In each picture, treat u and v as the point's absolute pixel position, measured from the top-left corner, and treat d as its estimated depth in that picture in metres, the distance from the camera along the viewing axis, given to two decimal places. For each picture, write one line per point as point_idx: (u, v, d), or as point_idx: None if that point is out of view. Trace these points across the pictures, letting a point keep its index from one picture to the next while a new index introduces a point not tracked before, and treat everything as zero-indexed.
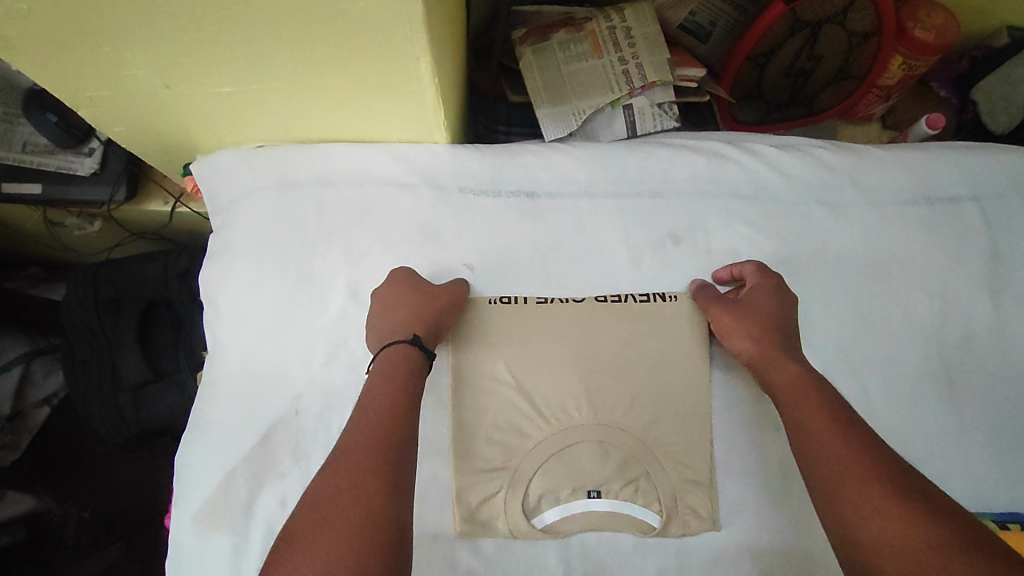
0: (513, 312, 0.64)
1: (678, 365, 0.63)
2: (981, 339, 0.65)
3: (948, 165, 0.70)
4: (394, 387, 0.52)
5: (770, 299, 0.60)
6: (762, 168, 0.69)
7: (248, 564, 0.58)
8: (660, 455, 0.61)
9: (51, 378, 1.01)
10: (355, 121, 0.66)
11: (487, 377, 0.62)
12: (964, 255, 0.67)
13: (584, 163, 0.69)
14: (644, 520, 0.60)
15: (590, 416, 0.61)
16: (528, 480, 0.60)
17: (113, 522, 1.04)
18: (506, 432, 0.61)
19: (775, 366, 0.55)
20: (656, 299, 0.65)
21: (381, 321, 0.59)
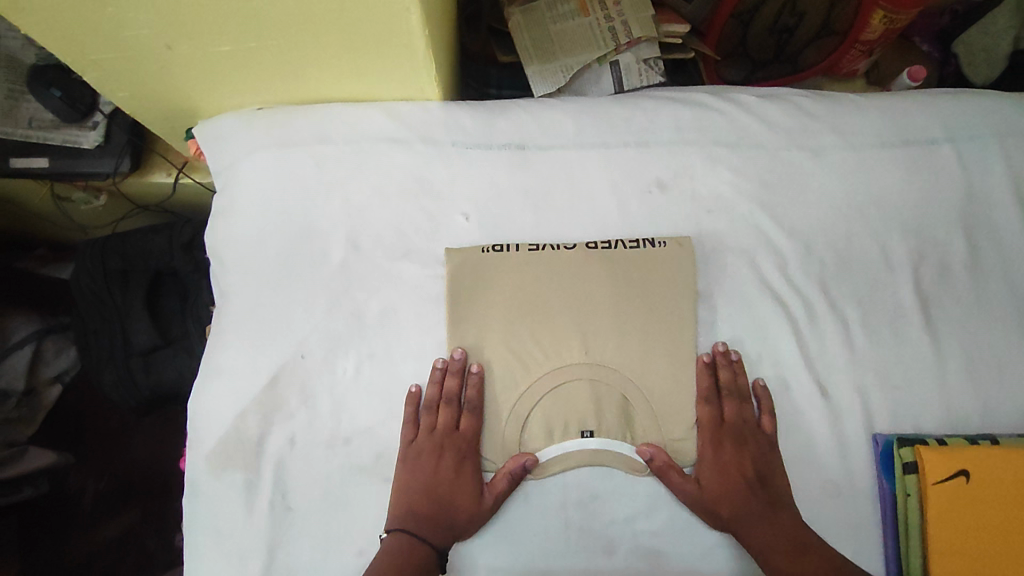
0: (506, 259, 0.66)
1: (668, 312, 0.65)
2: (957, 273, 0.68)
3: (928, 108, 0.71)
4: (420, 557, 0.59)
5: (738, 441, 0.63)
6: (744, 117, 0.71)
7: (260, 495, 0.63)
8: (648, 395, 0.64)
9: (62, 356, 1.06)
10: (352, 78, 0.68)
11: (478, 328, 0.65)
12: (943, 194, 0.69)
13: (573, 116, 0.71)
14: (637, 458, 0.63)
15: (583, 356, 0.64)
16: (523, 419, 0.64)
17: (128, 490, 1.08)
18: (500, 374, 0.64)
19: (749, 528, 0.61)
20: (646, 244, 0.66)
21: (417, 469, 0.63)
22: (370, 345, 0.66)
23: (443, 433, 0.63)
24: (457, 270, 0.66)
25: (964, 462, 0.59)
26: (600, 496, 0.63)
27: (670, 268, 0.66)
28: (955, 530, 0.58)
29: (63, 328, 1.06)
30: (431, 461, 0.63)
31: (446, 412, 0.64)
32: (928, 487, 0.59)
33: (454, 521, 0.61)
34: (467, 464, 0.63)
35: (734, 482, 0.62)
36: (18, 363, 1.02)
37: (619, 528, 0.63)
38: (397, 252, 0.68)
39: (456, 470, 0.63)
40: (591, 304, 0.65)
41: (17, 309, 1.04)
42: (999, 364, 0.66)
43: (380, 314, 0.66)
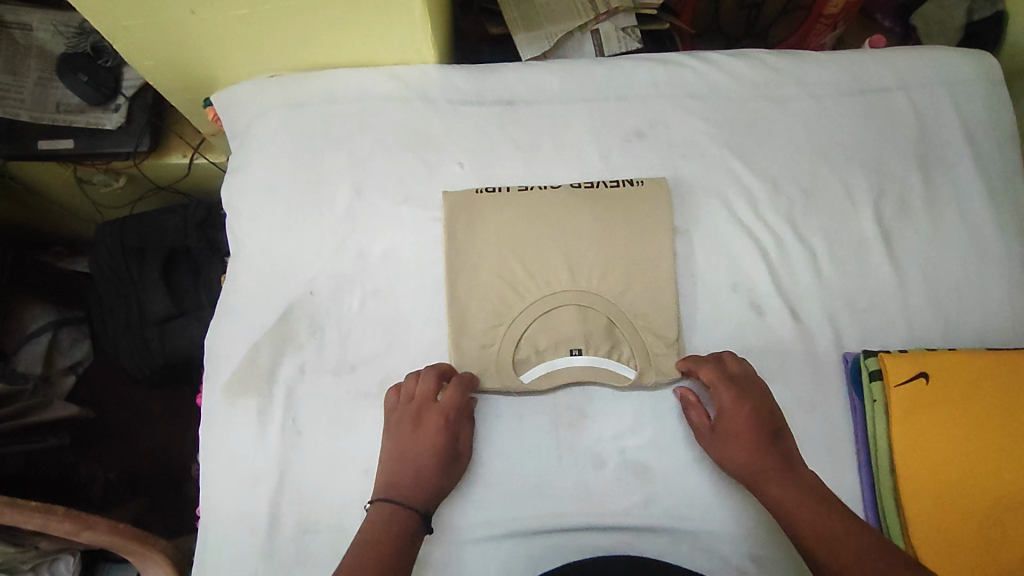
0: (498, 199, 0.72)
1: (648, 240, 0.71)
2: (914, 205, 0.73)
3: (881, 62, 0.78)
4: (406, 525, 0.60)
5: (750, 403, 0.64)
6: (715, 72, 0.77)
7: (272, 420, 0.67)
8: (631, 315, 0.70)
9: (76, 347, 1.14)
10: (356, 42, 0.75)
11: (474, 257, 0.71)
12: (899, 137, 0.75)
13: (557, 75, 0.77)
14: (621, 373, 0.68)
15: (569, 283, 0.70)
16: (516, 341, 0.69)
17: (137, 480, 1.12)
18: (494, 302, 0.70)
19: (765, 480, 0.61)
20: (625, 183, 0.73)
21: (399, 439, 0.64)
22: (374, 282, 0.71)
23: (421, 402, 0.65)
24: (452, 208, 0.72)
25: (922, 365, 0.63)
26: (589, 413, 0.68)
27: (646, 202, 0.72)
28: (917, 428, 0.62)
29: (78, 320, 1.13)
30: (409, 428, 0.64)
31: (427, 385, 0.65)
32: (892, 390, 0.63)
33: (437, 488, 0.63)
34: (444, 434, 0.64)
35: (740, 444, 0.63)
36: (36, 350, 1.09)
37: (607, 444, 0.67)
38: (399, 198, 0.74)
39: (434, 438, 0.63)
40: (578, 235, 0.71)
41: (37, 300, 1.11)
42: (957, 288, 0.71)
43: (382, 253, 0.72)
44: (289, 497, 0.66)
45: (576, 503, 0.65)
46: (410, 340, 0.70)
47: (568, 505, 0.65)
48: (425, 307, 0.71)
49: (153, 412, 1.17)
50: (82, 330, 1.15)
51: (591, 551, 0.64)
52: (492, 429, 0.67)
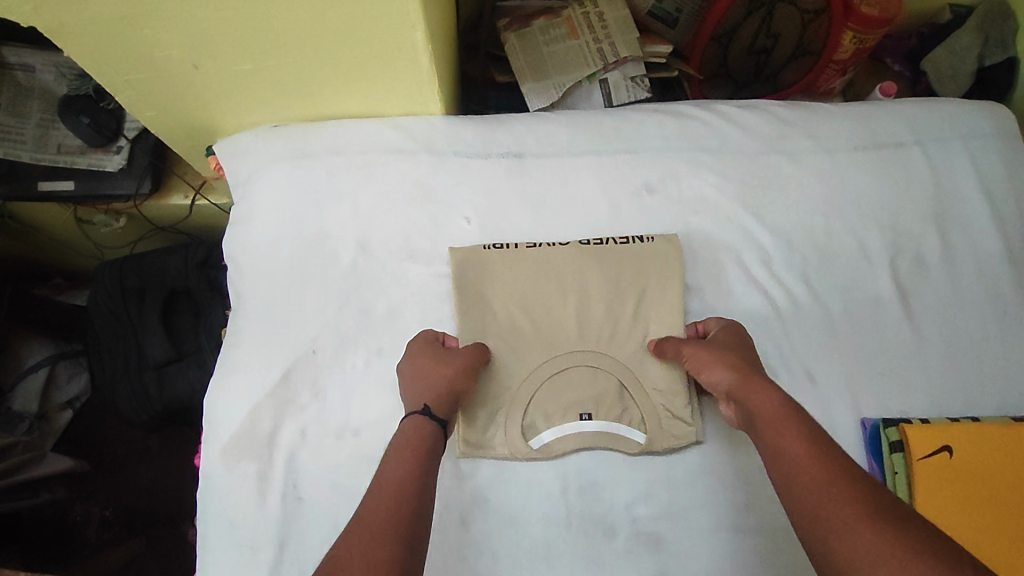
0: (507, 255, 0.70)
1: (658, 298, 0.69)
2: (933, 264, 0.70)
3: (894, 115, 0.75)
4: (420, 431, 0.56)
5: (737, 341, 0.62)
6: (727, 125, 0.75)
7: (272, 487, 0.64)
8: (640, 377, 0.68)
9: (74, 381, 1.11)
10: (361, 95, 0.74)
11: (482, 316, 0.69)
12: (916, 194, 0.72)
13: (566, 126, 0.75)
14: (632, 439, 0.66)
15: (579, 344, 0.69)
16: (525, 405, 0.67)
17: (133, 519, 1.10)
18: (502, 363, 0.68)
19: (750, 395, 0.56)
20: (636, 240, 0.71)
21: (418, 367, 0.62)
22: (378, 340, 0.68)
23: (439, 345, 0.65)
24: (460, 265, 0.70)
25: (945, 438, 0.61)
26: (601, 482, 0.65)
27: (658, 260, 0.70)
28: (954, 509, 0.59)
29: (76, 354, 1.10)
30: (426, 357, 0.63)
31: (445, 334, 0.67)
32: (915, 463, 0.61)
33: (449, 389, 0.61)
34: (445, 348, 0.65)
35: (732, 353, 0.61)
36: (31, 386, 1.05)
37: (618, 514, 0.64)
38: (403, 253, 0.71)
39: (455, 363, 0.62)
40: (586, 295, 0.70)
41: (32, 334, 1.08)
42: (977, 355, 0.67)
43: (388, 311, 0.69)
44: (288, 570, 0.62)
45: None
46: None
47: None
48: None
49: (153, 448, 1.15)
50: (80, 363, 1.11)
51: None
52: (499, 497, 0.65)
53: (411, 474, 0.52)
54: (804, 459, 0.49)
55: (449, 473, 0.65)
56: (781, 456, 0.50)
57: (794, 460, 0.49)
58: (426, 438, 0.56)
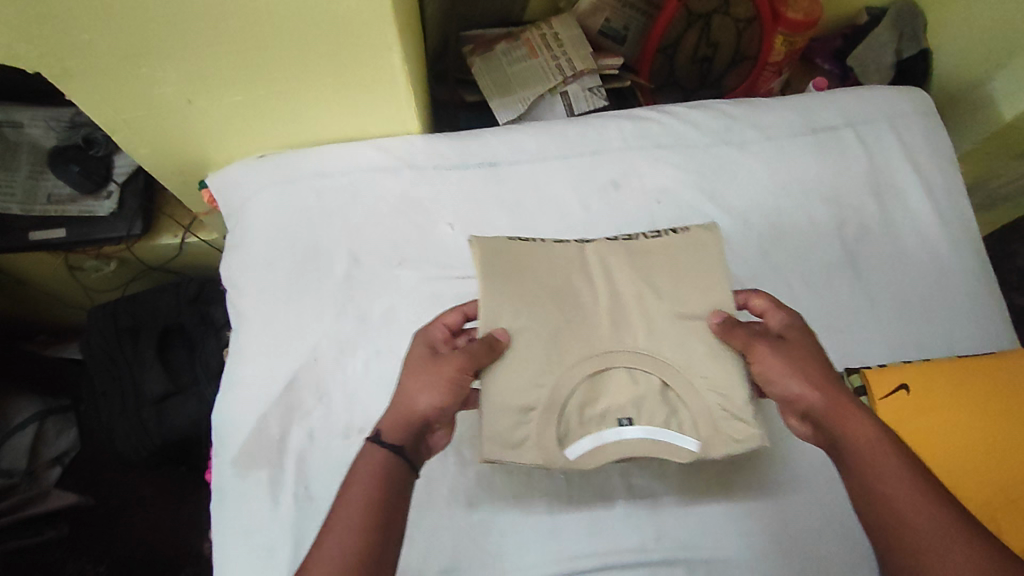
0: (529, 249, 0.64)
1: (704, 286, 0.62)
2: (875, 229, 0.77)
3: (826, 103, 0.83)
4: (376, 459, 0.53)
5: (809, 348, 0.59)
6: (679, 123, 0.82)
7: (284, 490, 0.67)
8: (690, 373, 0.60)
9: (63, 436, 1.09)
10: (345, 119, 0.80)
11: (507, 311, 0.61)
12: (854, 168, 0.80)
13: (535, 135, 0.82)
14: (681, 447, 0.59)
15: (616, 341, 0.61)
16: (559, 412, 0.58)
17: (131, 570, 1.09)
18: (531, 368, 0.59)
19: (845, 423, 0.54)
20: (670, 232, 0.66)
21: (410, 368, 0.60)
22: (376, 342, 0.73)
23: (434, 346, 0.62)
24: (485, 253, 0.63)
25: (901, 377, 0.67)
26: None
27: (697, 252, 0.64)
28: (914, 419, 0.65)
29: (64, 408, 1.10)
30: (421, 360, 0.60)
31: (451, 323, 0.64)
32: (878, 403, 0.67)
33: (411, 411, 0.57)
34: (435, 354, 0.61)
35: (811, 366, 0.57)
36: (20, 444, 1.04)
37: (614, 480, 0.69)
38: (393, 260, 0.76)
39: (441, 373, 0.58)
40: (618, 289, 0.63)
41: (22, 391, 1.08)
42: (922, 305, 0.74)
43: (383, 315, 0.74)
44: None
45: (592, 542, 0.66)
46: None
47: (583, 546, 0.66)
48: None
49: (147, 497, 1.14)
50: (69, 419, 1.10)
51: None
52: (503, 477, 0.69)
53: (376, 502, 0.50)
54: (917, 509, 0.47)
55: (454, 459, 0.69)
56: (883, 500, 0.49)
57: (903, 510, 0.48)
58: (393, 461, 0.54)
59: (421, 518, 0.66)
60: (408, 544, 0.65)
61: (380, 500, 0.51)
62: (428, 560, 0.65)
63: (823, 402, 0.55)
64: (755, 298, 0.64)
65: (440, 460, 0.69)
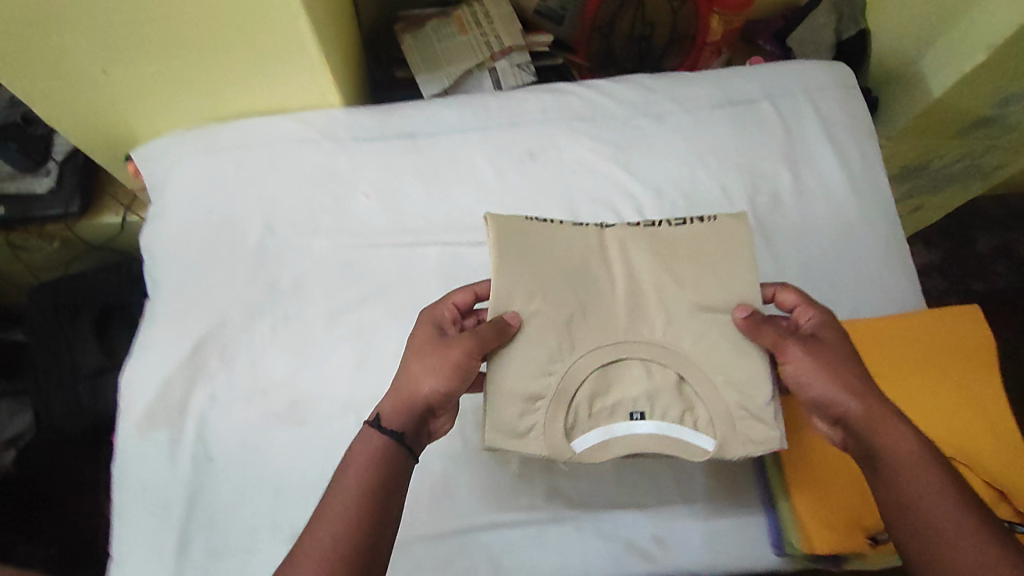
0: (548, 231, 0.61)
1: (727, 279, 0.59)
2: (787, 199, 0.78)
3: (745, 77, 0.83)
4: (375, 444, 0.54)
5: (847, 351, 0.57)
6: (599, 96, 0.82)
7: (183, 452, 0.68)
8: (708, 368, 0.57)
9: (16, 419, 1.07)
10: (266, 92, 0.81)
11: (519, 294, 0.58)
12: (769, 140, 0.80)
13: (455, 109, 0.82)
14: (692, 444, 0.57)
15: (632, 332, 0.58)
16: (571, 398, 0.56)
17: (78, 553, 1.09)
18: (540, 352, 0.57)
19: (883, 434, 0.53)
20: (695, 220, 0.62)
21: (410, 349, 0.59)
22: (284, 309, 0.74)
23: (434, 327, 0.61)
24: (502, 234, 0.59)
25: None
26: None
27: (722, 243, 0.61)
28: None
29: (20, 393, 1.09)
30: (423, 344, 0.59)
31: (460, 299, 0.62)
32: None
33: (412, 402, 0.56)
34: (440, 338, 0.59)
35: (849, 371, 0.56)
36: None
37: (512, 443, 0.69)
38: (307, 228, 0.77)
39: (448, 361, 0.56)
40: (635, 277, 0.60)
41: None
42: (828, 273, 0.75)
43: (292, 283, 0.75)
44: (199, 524, 0.66)
45: (483, 503, 0.67)
46: (318, 361, 0.72)
47: (477, 507, 0.67)
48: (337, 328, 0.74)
49: (99, 480, 1.14)
50: (22, 403, 1.09)
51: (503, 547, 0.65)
52: None
53: (370, 496, 0.50)
54: (956, 530, 0.48)
55: (353, 422, 0.70)
56: (920, 515, 0.50)
57: (936, 530, 0.49)
58: (385, 452, 0.54)
59: (314, 478, 0.68)
60: (301, 503, 0.67)
61: (373, 494, 0.51)
62: None
63: (862, 409, 0.54)
64: (784, 291, 0.62)
65: (340, 422, 0.70)
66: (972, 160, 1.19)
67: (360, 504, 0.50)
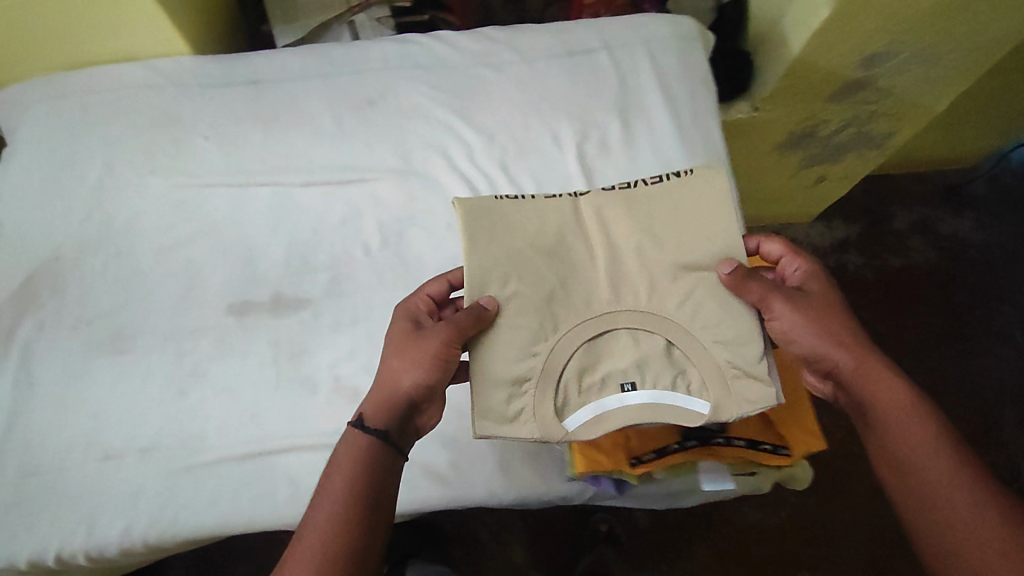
0: (524, 209, 0.62)
1: (708, 237, 0.60)
2: (614, 146, 0.80)
3: (586, 28, 0.85)
4: (359, 444, 0.57)
5: (831, 306, 0.60)
6: (441, 46, 0.84)
7: (5, 375, 0.72)
8: (698, 337, 0.59)
9: None
10: (112, 38, 0.82)
11: (494, 274, 0.59)
12: (601, 89, 0.82)
13: (301, 56, 0.84)
14: (691, 411, 0.58)
15: (617, 305, 0.60)
16: (559, 374, 0.58)
17: None
18: (524, 326, 0.58)
19: (873, 382, 0.56)
20: (668, 179, 0.63)
21: (392, 341, 0.61)
22: (116, 245, 0.77)
23: (416, 316, 0.62)
24: (470, 217, 0.60)
25: None
26: (309, 349, 0.73)
27: (701, 205, 0.61)
28: None
29: None
30: (404, 337, 0.60)
31: (437, 289, 0.64)
32: None
33: (395, 395, 0.59)
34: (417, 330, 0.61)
35: (838, 327, 0.59)
36: None
37: (322, 372, 0.72)
38: (147, 169, 0.80)
39: (429, 351, 0.58)
40: (616, 249, 0.61)
41: None
42: None
43: (127, 221, 0.78)
44: (15, 443, 0.70)
45: (287, 427, 0.70)
46: (145, 294, 0.76)
47: (281, 430, 0.70)
48: (168, 265, 0.77)
49: None
50: None
51: (299, 467, 0.69)
52: (217, 368, 0.73)
53: (354, 487, 0.55)
54: (947, 474, 0.51)
55: (173, 351, 0.73)
56: (909, 457, 0.53)
57: (925, 472, 0.52)
58: (371, 442, 0.57)
59: (129, 402, 0.71)
60: (115, 424, 0.71)
61: (358, 485, 0.55)
62: (131, 439, 0.70)
63: (852, 361, 0.57)
64: (769, 241, 0.65)
65: (160, 351, 0.74)
66: (857, 129, 1.16)
67: (346, 495, 0.54)
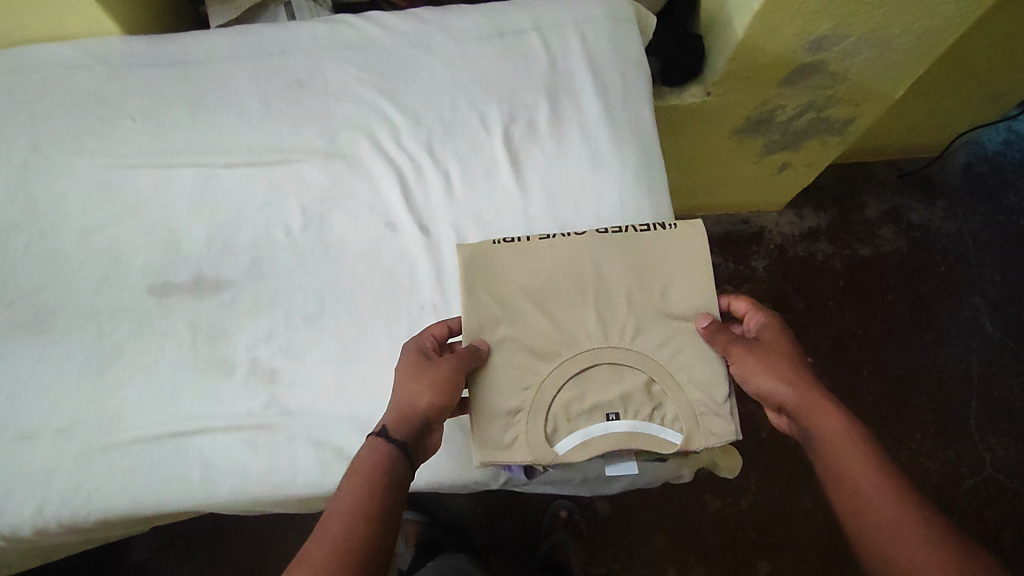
0: (521, 251, 0.66)
1: (687, 284, 0.65)
2: (541, 129, 0.79)
3: (518, 9, 0.84)
4: (379, 455, 0.55)
5: (784, 347, 0.59)
6: (370, 26, 0.83)
7: None
8: (672, 370, 0.62)
9: None
10: (37, 17, 0.81)
11: (489, 321, 0.63)
12: (530, 71, 0.81)
13: (230, 35, 0.83)
14: (665, 440, 0.61)
15: (602, 338, 0.63)
16: (546, 408, 0.61)
17: None
18: (517, 368, 0.62)
19: (815, 419, 0.55)
20: (656, 228, 0.67)
21: (400, 371, 0.60)
22: (40, 226, 0.77)
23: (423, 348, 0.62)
24: (469, 263, 0.65)
25: None
26: (228, 330, 0.73)
27: (685, 254, 0.66)
28: None
29: None
30: (410, 364, 0.60)
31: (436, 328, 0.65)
32: None
33: (412, 415, 0.57)
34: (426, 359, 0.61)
35: (787, 365, 0.58)
36: None
37: (240, 354, 0.72)
38: (73, 149, 0.79)
39: (439, 374, 0.58)
40: (606, 288, 0.64)
41: None
42: (573, 197, 0.76)
43: (51, 201, 0.78)
44: None
45: (202, 408, 0.70)
46: (69, 275, 0.76)
47: (195, 411, 0.70)
48: (92, 247, 0.77)
49: None
50: None
51: (213, 449, 0.68)
52: (136, 349, 0.72)
53: (367, 508, 0.51)
54: (890, 516, 0.48)
55: (92, 331, 0.73)
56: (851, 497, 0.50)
57: (868, 513, 0.49)
58: (388, 461, 0.54)
59: (46, 384, 0.71)
60: (31, 405, 0.70)
61: (375, 505, 0.51)
62: (48, 419, 0.69)
63: (794, 397, 0.56)
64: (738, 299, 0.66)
65: (81, 331, 0.73)
66: (815, 114, 1.14)
67: (362, 513, 0.50)
